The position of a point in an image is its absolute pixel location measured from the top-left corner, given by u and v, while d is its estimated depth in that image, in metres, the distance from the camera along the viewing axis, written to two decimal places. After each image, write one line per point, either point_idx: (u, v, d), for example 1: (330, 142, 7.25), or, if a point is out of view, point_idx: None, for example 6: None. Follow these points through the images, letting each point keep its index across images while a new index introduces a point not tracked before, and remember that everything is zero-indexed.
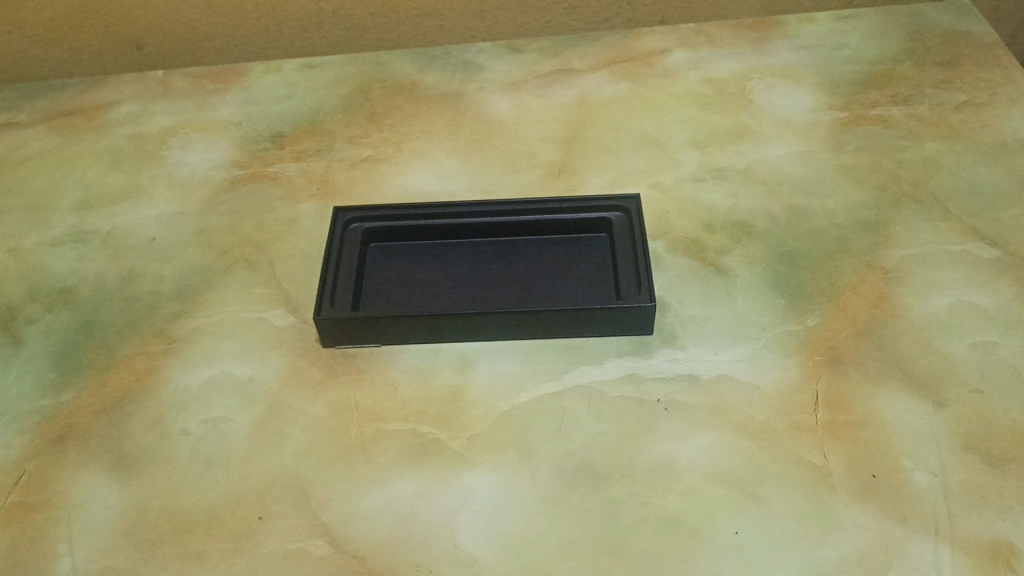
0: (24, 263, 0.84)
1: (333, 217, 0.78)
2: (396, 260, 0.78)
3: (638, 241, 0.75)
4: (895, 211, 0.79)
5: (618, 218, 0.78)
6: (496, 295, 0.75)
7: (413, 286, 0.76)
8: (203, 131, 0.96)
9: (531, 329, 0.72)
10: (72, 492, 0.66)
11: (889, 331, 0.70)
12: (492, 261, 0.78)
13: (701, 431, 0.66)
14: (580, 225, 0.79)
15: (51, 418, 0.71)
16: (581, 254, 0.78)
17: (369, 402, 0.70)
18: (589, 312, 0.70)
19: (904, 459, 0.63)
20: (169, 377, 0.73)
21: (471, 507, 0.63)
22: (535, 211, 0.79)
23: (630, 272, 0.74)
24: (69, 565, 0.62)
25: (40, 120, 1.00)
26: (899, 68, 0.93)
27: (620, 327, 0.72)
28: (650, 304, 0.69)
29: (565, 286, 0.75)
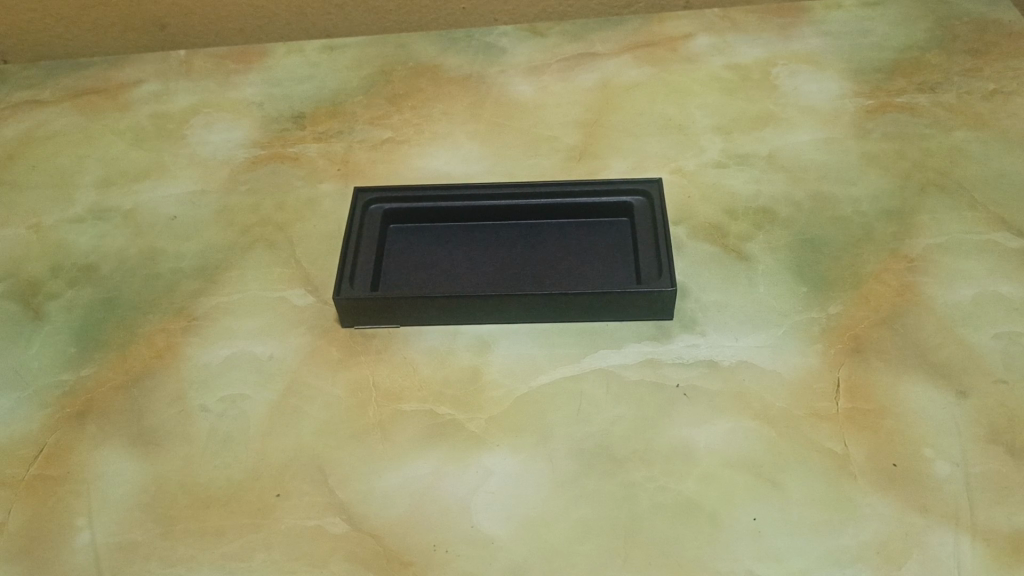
0: (46, 239, 0.84)
1: (352, 197, 0.78)
2: (416, 241, 0.78)
3: (659, 226, 0.74)
4: (920, 200, 0.78)
5: (640, 202, 0.78)
6: (516, 278, 0.75)
7: (433, 267, 0.76)
8: (225, 111, 0.96)
9: (550, 312, 0.72)
10: (92, 467, 0.67)
11: (912, 320, 0.70)
12: (512, 244, 0.78)
13: (721, 417, 0.65)
14: (601, 209, 0.78)
15: (72, 392, 0.71)
16: (602, 238, 0.77)
17: (387, 382, 0.70)
18: (610, 296, 0.70)
19: (925, 449, 0.62)
20: (189, 354, 0.73)
21: (488, 488, 0.63)
22: (556, 194, 0.78)
23: (651, 256, 0.73)
24: (87, 539, 0.63)
25: (63, 98, 1.00)
26: (927, 55, 0.92)
27: (640, 312, 0.71)
28: (670, 289, 0.69)
29: (584, 270, 0.75)
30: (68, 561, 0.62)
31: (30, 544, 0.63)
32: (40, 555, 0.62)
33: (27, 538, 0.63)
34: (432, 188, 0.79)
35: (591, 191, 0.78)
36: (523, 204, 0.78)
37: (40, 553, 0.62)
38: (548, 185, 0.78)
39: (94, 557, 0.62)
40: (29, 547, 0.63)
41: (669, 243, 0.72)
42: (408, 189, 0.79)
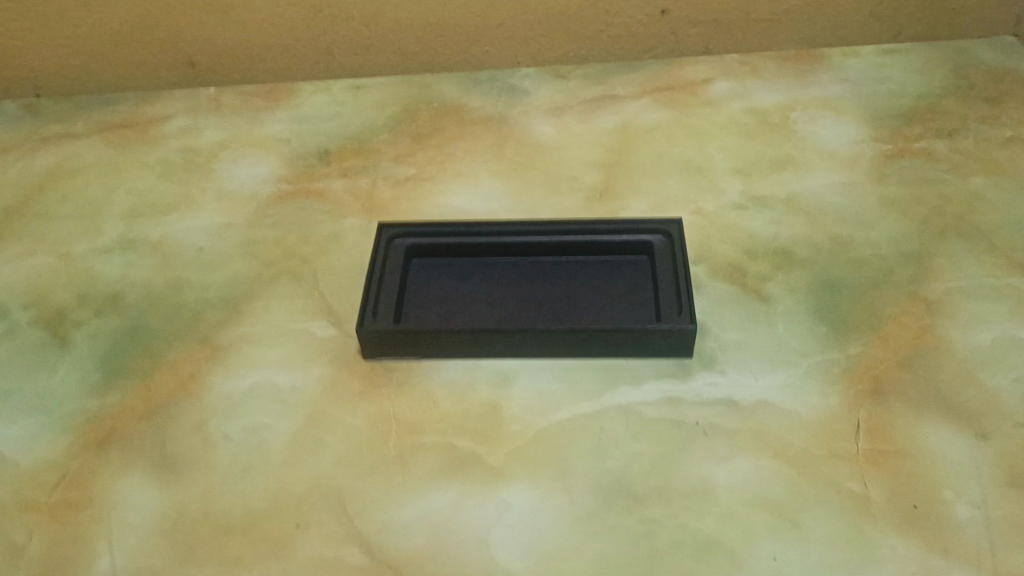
0: (73, 269, 0.86)
1: (378, 233, 0.80)
2: (438, 276, 0.80)
3: (679, 263, 0.76)
4: (938, 243, 0.79)
5: (659, 242, 0.79)
6: (535, 312, 0.76)
7: (454, 301, 0.77)
8: (253, 146, 0.98)
9: (571, 348, 0.73)
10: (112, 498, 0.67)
11: (931, 363, 0.70)
12: (532, 279, 0.78)
13: (741, 455, 0.65)
14: (622, 247, 0.79)
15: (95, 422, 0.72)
16: (623, 276, 0.78)
17: (408, 414, 0.71)
18: (630, 332, 0.71)
19: (945, 491, 0.62)
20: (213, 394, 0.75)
21: (508, 521, 0.63)
22: (577, 232, 0.80)
23: (672, 293, 0.74)
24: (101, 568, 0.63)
25: (95, 132, 1.03)
26: (944, 102, 0.93)
27: (660, 348, 0.72)
28: (689, 325, 0.70)
29: (604, 306, 0.75)
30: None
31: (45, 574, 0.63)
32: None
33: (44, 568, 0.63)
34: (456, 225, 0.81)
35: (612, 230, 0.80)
36: (546, 242, 0.80)
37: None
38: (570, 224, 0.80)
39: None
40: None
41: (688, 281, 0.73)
42: (433, 225, 0.81)
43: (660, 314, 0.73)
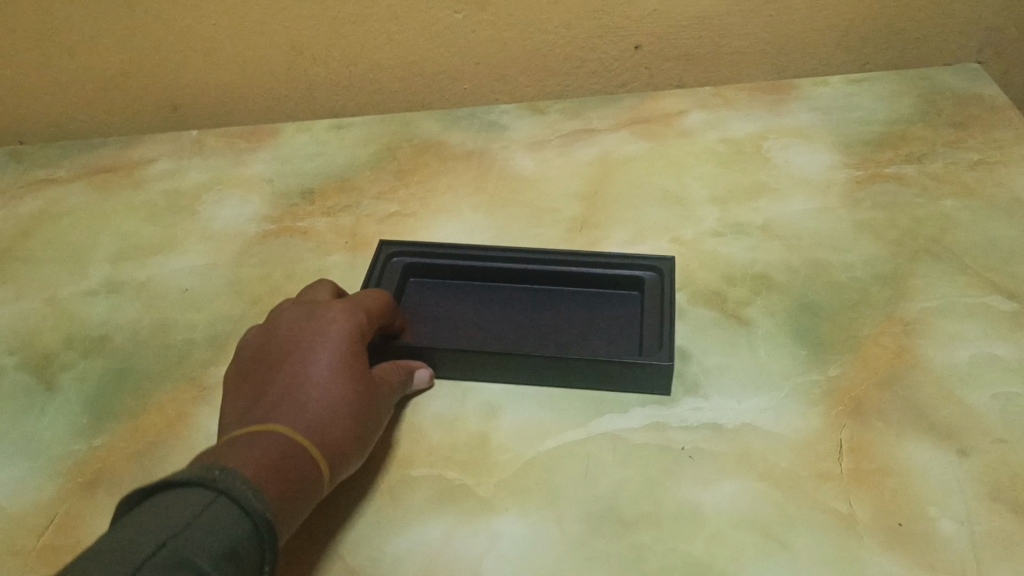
0: (60, 312, 0.87)
1: (378, 249, 0.84)
2: (431, 294, 0.82)
3: (665, 300, 0.75)
4: (913, 265, 0.81)
5: (652, 277, 0.79)
6: (520, 339, 0.77)
7: (444, 322, 0.79)
8: (237, 187, 0.99)
9: (555, 377, 0.74)
10: (358, 367, 0.65)
11: (910, 382, 0.71)
12: (524, 308, 0.80)
13: (727, 478, 0.66)
14: (615, 281, 0.80)
15: (315, 318, 0.68)
16: (615, 310, 0.79)
17: (396, 447, 0.71)
18: (610, 365, 0.71)
19: (929, 507, 0.63)
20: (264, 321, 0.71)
21: (499, 551, 0.63)
22: (575, 263, 0.81)
23: (656, 330, 0.74)
24: (340, 446, 0.60)
25: (78, 176, 1.05)
26: (913, 128, 0.96)
27: (644, 382, 0.72)
28: (667, 362, 0.70)
29: (590, 336, 0.76)
30: (331, 453, 0.59)
31: (312, 396, 0.60)
32: (299, 404, 0.60)
33: (309, 394, 0.61)
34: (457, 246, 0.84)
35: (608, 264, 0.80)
36: (540, 267, 0.81)
37: (306, 403, 0.60)
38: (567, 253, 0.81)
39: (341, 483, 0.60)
40: (272, 403, 0.60)
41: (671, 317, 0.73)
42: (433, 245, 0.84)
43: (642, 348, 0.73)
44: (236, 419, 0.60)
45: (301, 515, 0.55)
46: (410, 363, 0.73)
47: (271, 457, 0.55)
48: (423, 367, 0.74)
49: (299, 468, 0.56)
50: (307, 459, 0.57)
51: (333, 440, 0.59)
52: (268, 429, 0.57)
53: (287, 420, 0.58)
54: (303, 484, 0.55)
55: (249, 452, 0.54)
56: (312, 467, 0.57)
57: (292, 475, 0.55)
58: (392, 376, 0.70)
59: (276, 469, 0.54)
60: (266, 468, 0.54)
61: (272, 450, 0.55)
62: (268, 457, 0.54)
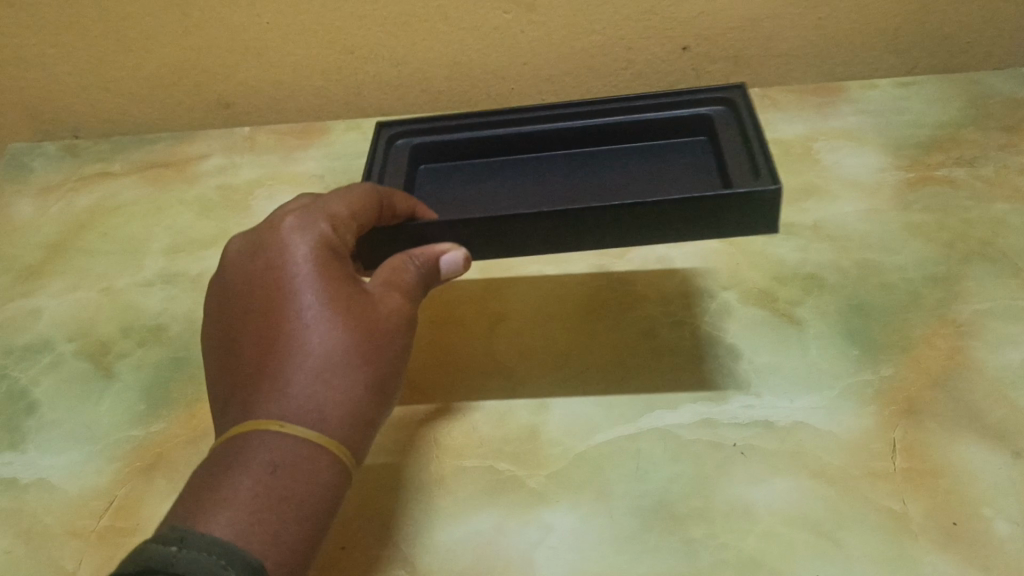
0: (117, 302, 0.89)
1: (375, 132, 0.80)
2: (458, 177, 0.81)
3: (745, 128, 0.72)
4: (965, 267, 0.80)
5: (720, 110, 0.76)
6: (593, 193, 0.77)
7: (498, 195, 0.78)
8: (287, 184, 1.01)
9: (624, 228, 0.63)
10: (343, 308, 0.60)
11: (963, 383, 0.71)
12: (582, 170, 0.80)
13: (779, 476, 0.66)
14: (676, 121, 0.78)
15: (277, 260, 0.61)
16: (677, 159, 0.78)
17: (448, 439, 0.72)
18: (703, 205, 0.61)
19: (983, 508, 0.62)
20: (227, 256, 0.65)
21: (550, 543, 0.64)
22: (621, 113, 0.79)
23: (743, 162, 0.69)
24: (344, 414, 0.57)
25: (133, 171, 1.08)
26: (963, 131, 0.95)
27: (741, 225, 0.62)
28: (775, 187, 0.61)
29: (666, 184, 0.76)
30: (335, 427, 0.56)
31: (297, 375, 0.57)
32: (284, 390, 0.57)
33: (293, 372, 0.57)
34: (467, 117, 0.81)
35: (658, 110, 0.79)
36: (575, 125, 0.79)
37: (291, 385, 0.57)
38: (601, 107, 0.79)
39: (364, 445, 0.58)
40: (256, 390, 0.57)
41: (762, 142, 0.69)
42: (437, 120, 0.81)
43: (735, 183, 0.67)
44: (225, 411, 0.58)
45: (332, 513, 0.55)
46: (427, 254, 0.64)
47: (269, 477, 0.53)
48: (452, 249, 0.64)
49: (305, 476, 0.54)
50: (312, 456, 0.55)
51: (333, 412, 0.57)
52: (254, 437, 0.54)
53: (276, 411, 0.56)
54: (316, 488, 0.54)
55: (242, 478, 0.53)
56: (319, 459, 0.55)
57: (300, 488, 0.53)
58: (402, 281, 0.63)
59: (279, 491, 0.53)
60: (268, 496, 0.52)
61: (266, 468, 0.53)
62: (264, 479, 0.53)
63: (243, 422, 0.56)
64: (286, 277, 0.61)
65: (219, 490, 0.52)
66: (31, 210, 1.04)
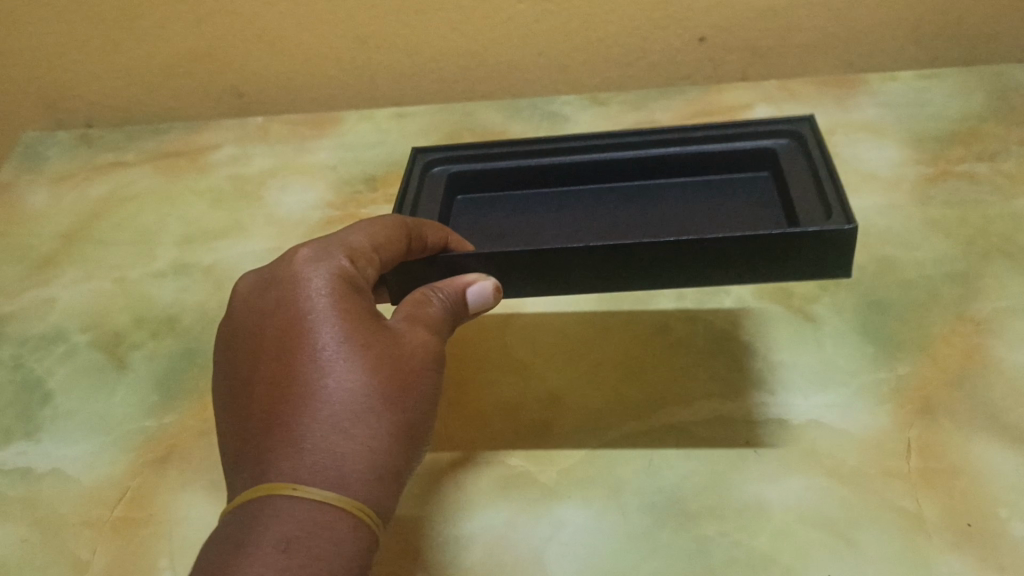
0: (130, 293, 0.89)
1: (411, 158, 0.79)
2: (499, 209, 0.80)
3: (812, 159, 0.70)
4: (985, 264, 0.79)
5: (785, 144, 0.74)
6: (644, 227, 0.75)
7: (543, 227, 0.78)
8: (300, 174, 1.01)
9: (678, 269, 0.60)
10: (363, 347, 0.55)
11: (982, 382, 0.70)
12: (633, 203, 0.78)
13: (793, 475, 0.65)
14: (737, 155, 0.77)
15: (291, 297, 0.58)
16: (736, 192, 0.76)
17: (459, 434, 0.72)
18: (771, 243, 0.57)
19: (1000, 508, 0.61)
20: (237, 298, 0.62)
21: (562, 539, 0.64)
22: (678, 144, 0.78)
23: (809, 197, 0.66)
24: (367, 468, 0.52)
25: (146, 160, 1.08)
26: (985, 124, 0.94)
27: (811, 268, 0.59)
28: (851, 226, 0.56)
29: (721, 218, 0.74)
30: (358, 483, 0.51)
31: (313, 425, 0.52)
32: (297, 447, 0.51)
33: (308, 422, 0.52)
34: (513, 145, 0.80)
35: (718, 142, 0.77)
36: (627, 155, 0.78)
37: (307, 437, 0.52)
38: (657, 136, 0.78)
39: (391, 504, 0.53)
40: (268, 445, 0.52)
41: (830, 175, 0.66)
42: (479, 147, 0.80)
43: (802, 221, 0.64)
44: (237, 473, 0.53)
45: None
46: (453, 286, 0.61)
47: (284, 550, 0.47)
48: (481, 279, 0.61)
49: (324, 543, 0.48)
50: (332, 521, 0.49)
51: (356, 467, 0.51)
52: (267, 506, 0.49)
53: (290, 470, 0.50)
54: (340, 557, 0.48)
55: (254, 559, 0.47)
56: (341, 523, 0.49)
57: (323, 560, 0.47)
58: (428, 315, 0.59)
59: (297, 566, 0.47)
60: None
61: (280, 541, 0.47)
62: (279, 552, 0.47)
63: (254, 488, 0.50)
64: (300, 314, 0.56)
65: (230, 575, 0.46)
66: (45, 199, 1.04)
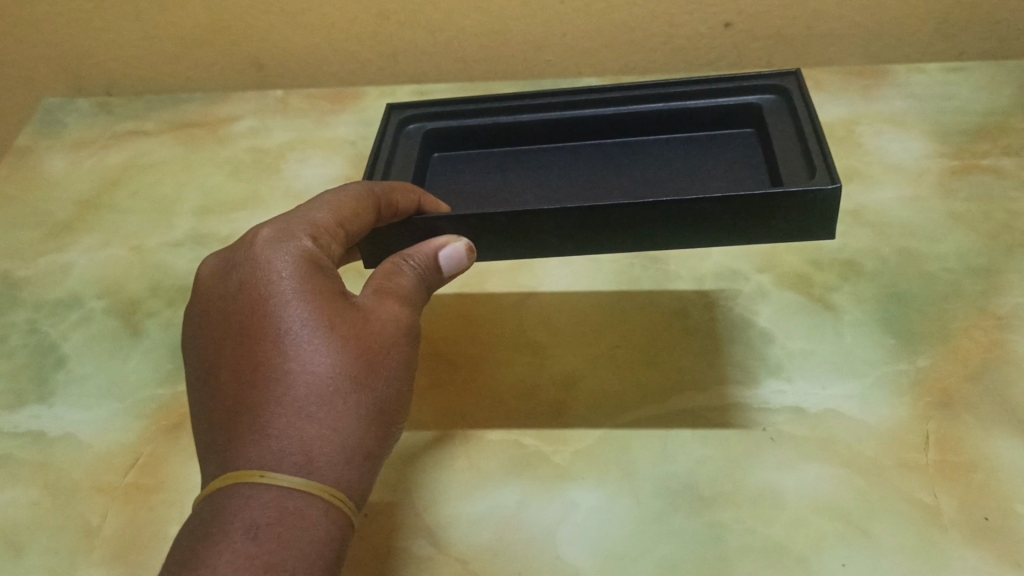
0: (147, 261, 0.89)
1: (385, 115, 0.76)
2: (476, 168, 0.77)
3: (798, 115, 0.68)
4: (1008, 259, 0.78)
5: (770, 100, 0.72)
6: (625, 186, 0.73)
7: (521, 186, 0.75)
8: (320, 148, 1.01)
9: (656, 231, 0.58)
10: (328, 326, 0.53)
11: (1002, 377, 0.69)
12: (612, 161, 0.76)
13: (809, 463, 0.65)
14: (722, 112, 0.74)
15: (252, 278, 0.55)
16: (719, 152, 0.74)
17: (474, 411, 0.72)
18: (754, 200, 0.56)
19: (1017, 504, 0.61)
20: (198, 281, 0.59)
21: (574, 520, 0.63)
22: (660, 100, 0.75)
23: (794, 153, 0.64)
24: (336, 452, 0.50)
25: (165, 130, 1.07)
26: (1012, 119, 0.92)
27: (792, 229, 0.58)
28: (834, 187, 0.56)
29: (704, 177, 0.72)
30: (326, 467, 0.50)
31: (277, 410, 0.50)
32: (264, 434, 0.50)
33: (273, 408, 0.50)
34: (489, 101, 0.77)
35: (699, 96, 0.75)
36: (607, 111, 0.76)
37: (272, 424, 0.50)
38: (637, 92, 0.76)
39: (364, 486, 0.51)
40: (232, 434, 0.50)
41: (815, 131, 0.64)
42: (454, 104, 0.77)
43: (786, 179, 0.62)
44: (205, 463, 0.52)
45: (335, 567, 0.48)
46: (425, 253, 0.59)
47: (254, 538, 0.46)
48: (455, 242, 0.58)
49: (296, 528, 0.47)
50: (303, 507, 0.48)
51: (323, 451, 0.50)
52: (234, 494, 0.48)
53: (257, 457, 0.49)
54: (313, 541, 0.47)
55: (223, 549, 0.46)
56: (312, 509, 0.48)
57: (294, 548, 0.47)
58: (397, 286, 0.57)
59: (268, 554, 0.46)
60: (256, 564, 0.46)
61: (250, 528, 0.47)
62: (248, 540, 0.46)
63: (222, 477, 0.49)
64: (261, 295, 0.54)
65: (200, 566, 0.46)
66: (64, 166, 1.04)
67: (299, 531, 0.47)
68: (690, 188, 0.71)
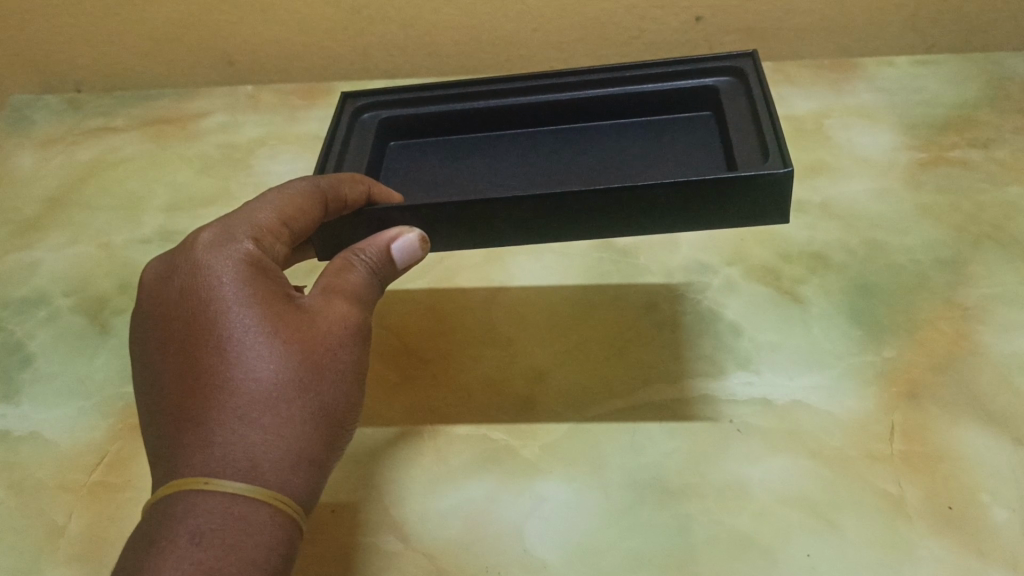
0: (114, 258, 0.88)
1: (339, 103, 0.76)
2: (434, 158, 0.77)
3: (754, 99, 0.68)
4: (974, 251, 0.79)
5: (727, 83, 0.72)
6: (582, 174, 0.73)
7: (477, 175, 0.75)
8: (291, 144, 1.00)
9: (611, 217, 0.58)
10: (271, 332, 0.52)
11: (967, 367, 0.70)
12: (569, 148, 0.76)
13: (775, 455, 0.65)
14: (680, 97, 0.74)
15: (194, 284, 0.54)
16: (677, 137, 0.74)
17: (442, 407, 0.72)
18: (704, 185, 0.56)
19: (981, 494, 0.61)
20: (141, 286, 0.58)
21: (543, 514, 0.63)
22: (617, 84, 0.75)
23: (749, 139, 0.64)
24: (281, 458, 0.50)
25: (135, 127, 1.07)
26: (979, 112, 0.93)
27: (745, 212, 0.58)
28: (784, 172, 0.55)
29: (661, 163, 0.72)
30: (272, 474, 0.49)
31: (220, 418, 0.50)
32: (206, 443, 0.49)
33: (216, 416, 0.50)
34: (445, 88, 0.77)
35: (654, 80, 0.75)
36: (561, 96, 0.76)
37: (215, 431, 0.49)
38: (591, 76, 0.75)
39: (311, 489, 0.51)
40: (177, 443, 0.50)
41: (770, 115, 0.64)
42: (410, 92, 0.77)
43: (741, 164, 0.62)
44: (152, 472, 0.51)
45: (283, 570, 0.48)
46: (377, 246, 0.58)
47: (197, 545, 0.46)
48: (406, 233, 0.57)
49: (240, 534, 0.47)
50: (248, 511, 0.48)
51: (268, 458, 0.49)
52: (177, 503, 0.47)
53: (200, 464, 0.48)
54: (258, 546, 0.47)
55: (166, 557, 0.45)
56: (257, 514, 0.48)
57: (239, 552, 0.46)
58: (347, 283, 0.57)
59: (212, 560, 0.46)
60: (200, 569, 0.45)
61: (193, 535, 0.46)
62: (192, 546, 0.46)
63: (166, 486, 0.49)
64: (203, 302, 0.53)
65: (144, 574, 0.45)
66: (31, 162, 1.03)
67: (242, 535, 0.47)
68: (646, 174, 0.71)
